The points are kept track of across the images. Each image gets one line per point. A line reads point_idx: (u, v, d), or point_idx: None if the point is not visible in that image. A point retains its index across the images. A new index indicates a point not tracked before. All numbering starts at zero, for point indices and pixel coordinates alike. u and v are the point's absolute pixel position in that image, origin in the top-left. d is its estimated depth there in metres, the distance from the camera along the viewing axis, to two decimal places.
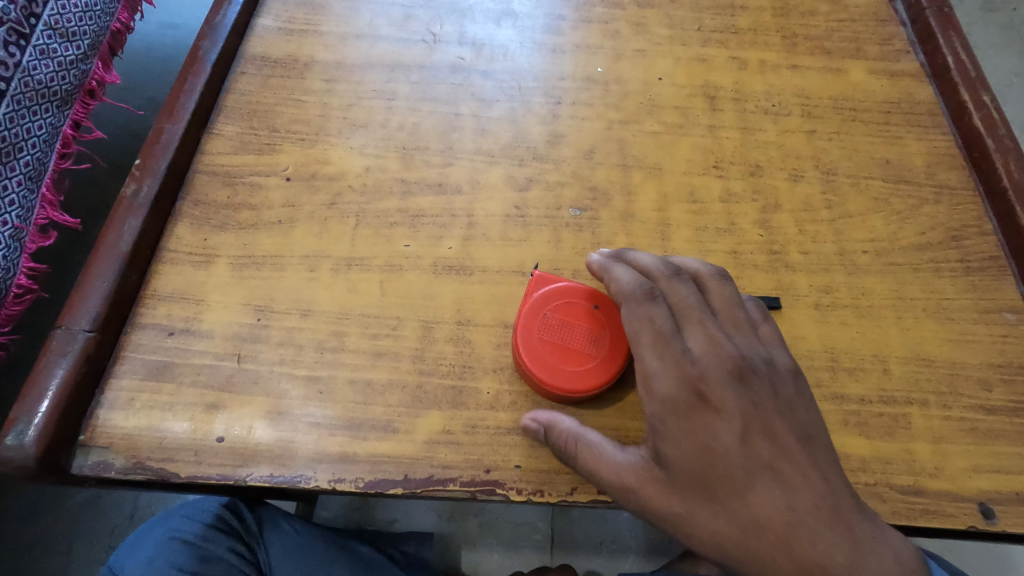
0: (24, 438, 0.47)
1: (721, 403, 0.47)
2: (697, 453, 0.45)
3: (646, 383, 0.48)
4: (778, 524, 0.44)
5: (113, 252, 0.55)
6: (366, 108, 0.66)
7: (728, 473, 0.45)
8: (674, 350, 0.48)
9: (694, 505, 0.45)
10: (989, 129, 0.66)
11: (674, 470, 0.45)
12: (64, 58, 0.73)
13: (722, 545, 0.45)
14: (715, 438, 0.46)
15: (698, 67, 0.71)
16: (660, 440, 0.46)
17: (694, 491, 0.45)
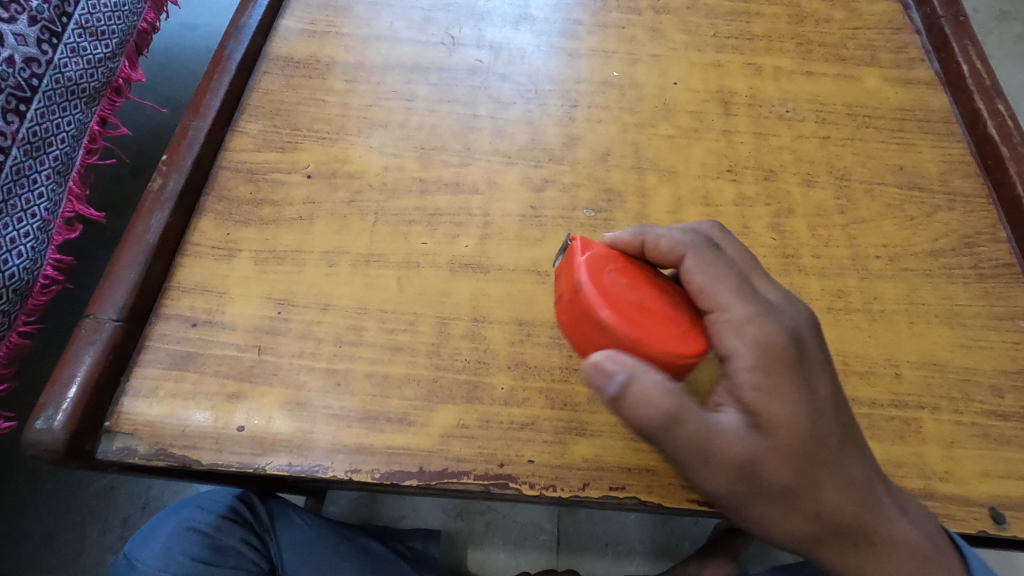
0: (54, 422, 0.48)
1: (810, 354, 0.44)
2: (797, 410, 0.42)
3: (733, 334, 0.42)
4: (857, 487, 0.43)
5: (140, 245, 0.57)
6: (386, 108, 0.68)
7: (824, 429, 0.42)
8: (755, 295, 0.44)
9: (792, 470, 0.41)
10: (1004, 137, 0.67)
11: (775, 435, 0.41)
12: (93, 56, 0.75)
13: (805, 511, 0.43)
14: (809, 393, 0.42)
15: (713, 73, 0.72)
16: (753, 395, 0.41)
17: (794, 454, 0.41)
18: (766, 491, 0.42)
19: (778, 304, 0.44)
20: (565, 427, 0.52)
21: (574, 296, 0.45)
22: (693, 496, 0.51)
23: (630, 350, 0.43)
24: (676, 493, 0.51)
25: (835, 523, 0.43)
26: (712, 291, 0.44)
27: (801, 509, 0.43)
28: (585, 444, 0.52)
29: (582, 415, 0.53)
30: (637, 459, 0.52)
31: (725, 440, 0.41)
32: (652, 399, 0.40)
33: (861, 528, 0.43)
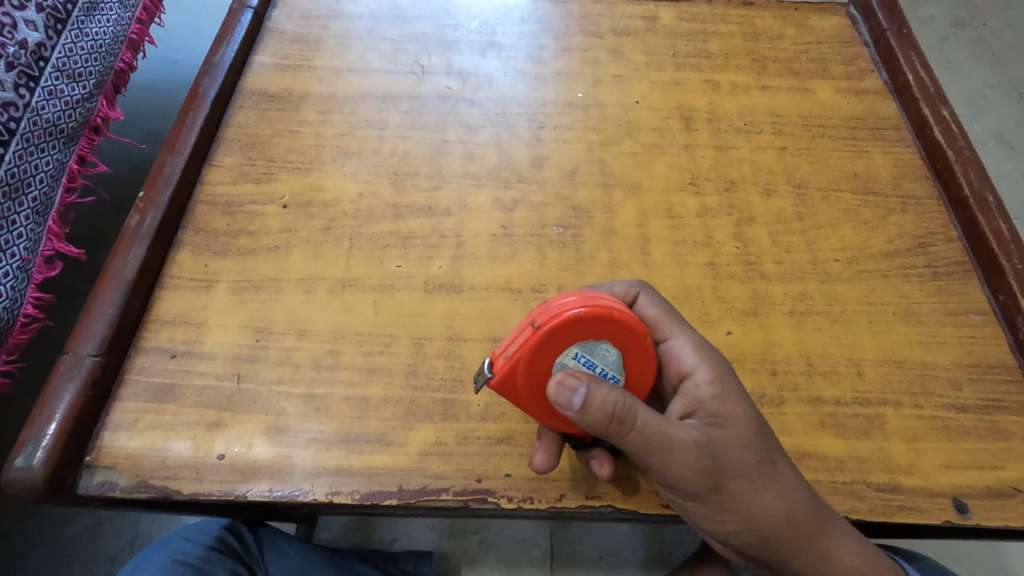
0: (33, 459, 0.49)
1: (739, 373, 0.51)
2: (743, 420, 0.47)
3: (692, 353, 0.49)
4: (797, 489, 0.48)
5: (119, 280, 0.58)
6: (358, 136, 0.70)
7: (764, 438, 0.48)
8: (695, 330, 0.51)
9: (729, 476, 0.46)
10: (950, 141, 0.70)
11: (720, 447, 0.46)
12: (71, 97, 0.77)
13: (741, 510, 0.48)
14: (752, 404, 0.48)
15: (674, 90, 0.75)
16: (702, 404, 0.47)
17: (733, 463, 0.46)
18: (705, 494, 0.47)
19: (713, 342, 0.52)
20: None
21: (537, 342, 0.43)
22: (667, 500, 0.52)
23: (615, 346, 0.45)
24: (649, 499, 0.52)
25: (759, 527, 0.48)
26: (670, 318, 0.51)
27: (740, 507, 0.47)
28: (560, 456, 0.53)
29: None
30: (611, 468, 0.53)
31: (689, 458, 0.45)
32: (608, 409, 0.42)
33: (797, 525, 0.48)
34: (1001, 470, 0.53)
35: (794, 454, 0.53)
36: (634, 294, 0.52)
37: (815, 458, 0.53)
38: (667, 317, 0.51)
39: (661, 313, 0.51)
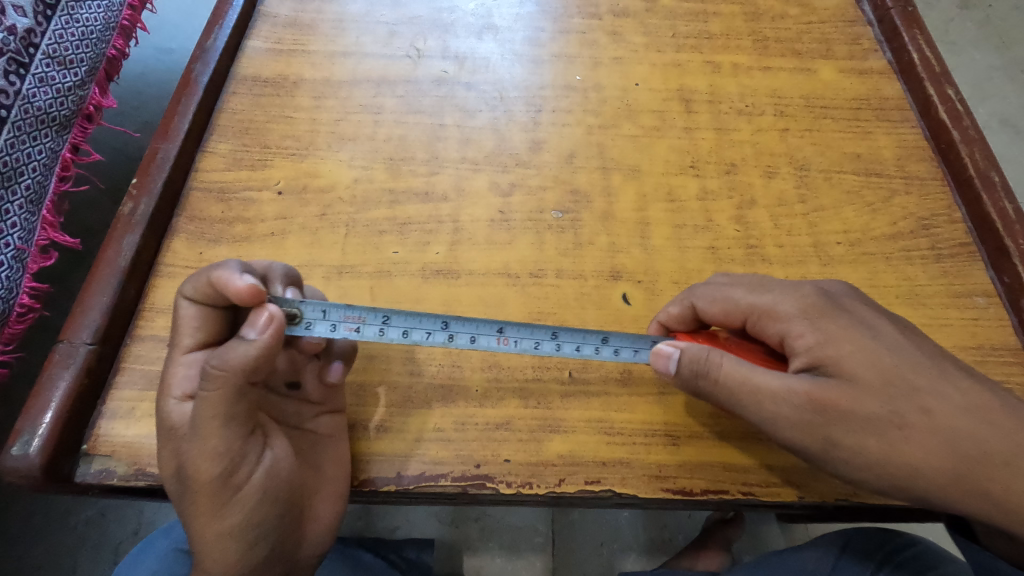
0: (29, 447, 0.48)
1: (858, 313, 0.48)
2: (867, 364, 0.45)
3: (776, 318, 0.49)
4: (966, 435, 0.44)
5: (113, 268, 0.57)
6: (354, 121, 0.69)
7: (894, 381, 0.45)
8: (785, 298, 0.49)
9: (843, 430, 0.44)
10: (954, 121, 0.69)
11: (833, 399, 0.45)
12: (62, 85, 0.76)
13: (879, 464, 0.45)
14: (880, 347, 0.46)
15: (673, 72, 0.74)
16: (811, 350, 0.47)
17: (853, 416, 0.45)
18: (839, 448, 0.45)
19: (806, 299, 0.49)
20: (539, 425, 0.53)
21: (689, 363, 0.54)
22: (667, 485, 0.51)
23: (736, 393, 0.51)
24: (648, 483, 0.51)
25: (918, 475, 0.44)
26: (736, 307, 0.51)
27: (875, 460, 0.45)
28: (560, 441, 0.53)
29: (556, 412, 0.54)
30: (611, 452, 0.52)
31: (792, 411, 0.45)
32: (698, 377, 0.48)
33: (969, 471, 0.43)
34: None
35: None
36: (690, 305, 0.54)
37: None
38: (732, 307, 0.51)
39: (724, 306, 0.52)
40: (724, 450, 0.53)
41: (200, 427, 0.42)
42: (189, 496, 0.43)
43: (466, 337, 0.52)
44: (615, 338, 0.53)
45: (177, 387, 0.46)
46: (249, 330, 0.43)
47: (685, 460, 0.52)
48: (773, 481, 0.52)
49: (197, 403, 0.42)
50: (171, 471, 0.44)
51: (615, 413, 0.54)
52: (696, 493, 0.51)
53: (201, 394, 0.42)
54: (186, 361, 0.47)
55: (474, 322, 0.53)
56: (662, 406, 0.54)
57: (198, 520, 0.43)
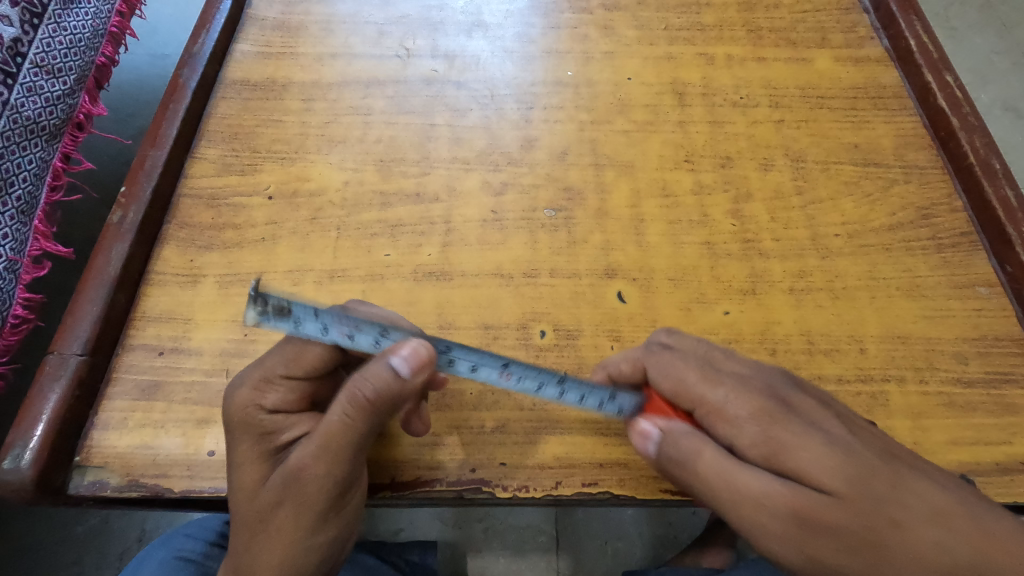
0: (21, 461, 0.48)
1: (807, 413, 0.45)
2: (836, 474, 0.41)
3: (727, 419, 0.46)
4: (938, 550, 0.39)
5: (102, 277, 0.57)
6: (344, 123, 0.68)
7: (869, 493, 0.41)
8: (727, 389, 0.46)
9: (828, 548, 0.40)
10: (953, 108, 0.67)
11: (807, 513, 0.41)
12: (51, 94, 0.76)
13: None
14: (835, 451, 0.43)
15: (666, 65, 0.72)
16: (768, 454, 0.43)
17: (830, 533, 0.40)
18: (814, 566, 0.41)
19: (754, 393, 0.46)
20: (535, 427, 0.52)
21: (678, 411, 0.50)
22: (666, 485, 0.51)
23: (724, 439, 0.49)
24: (646, 485, 0.51)
25: None
26: (688, 392, 0.48)
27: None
28: (556, 443, 0.52)
29: (552, 414, 0.53)
30: (608, 454, 0.52)
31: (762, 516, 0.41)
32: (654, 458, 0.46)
33: None
34: (1009, 445, 0.52)
35: None
36: (642, 369, 0.50)
37: None
38: (684, 389, 0.48)
39: (676, 386, 0.48)
40: None
41: (324, 447, 0.42)
42: (277, 508, 0.43)
43: (325, 327, 0.42)
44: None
45: (270, 400, 0.46)
46: (398, 360, 0.41)
47: None
48: None
49: (328, 426, 0.42)
50: (263, 482, 0.44)
51: (611, 414, 0.53)
52: None
53: (341, 417, 0.42)
54: (286, 382, 0.46)
55: (351, 317, 0.44)
56: None
57: (279, 534, 0.43)
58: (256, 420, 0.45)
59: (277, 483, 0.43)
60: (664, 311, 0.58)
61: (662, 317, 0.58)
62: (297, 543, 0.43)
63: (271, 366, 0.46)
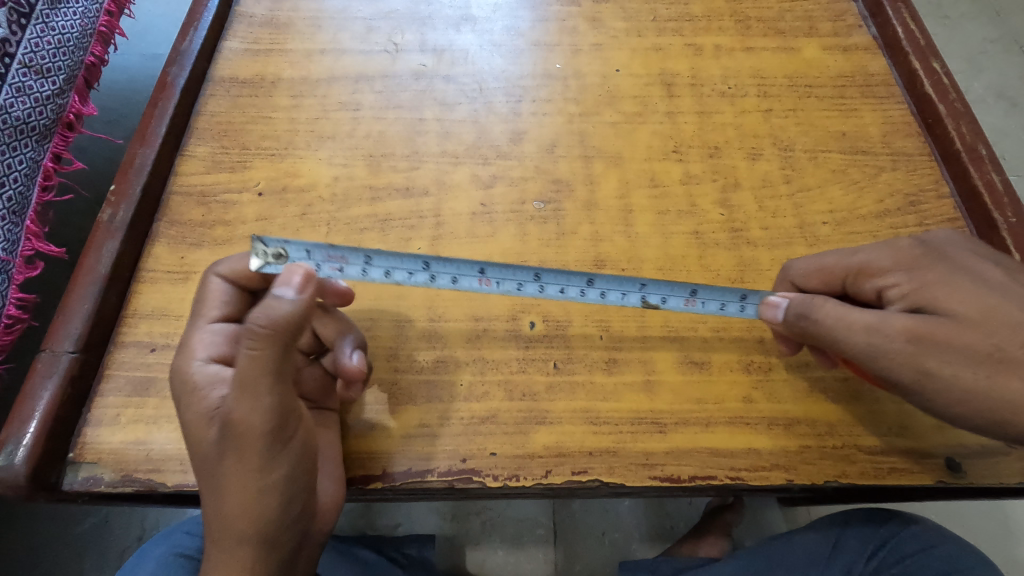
0: (15, 457, 0.48)
1: (958, 260, 0.49)
2: (969, 302, 0.46)
3: (872, 274, 0.50)
4: None
5: (93, 275, 0.57)
6: (333, 119, 0.68)
7: (995, 319, 0.45)
8: (874, 248, 0.51)
9: (943, 359, 0.45)
10: (940, 95, 0.67)
11: (935, 336, 0.45)
12: (40, 94, 0.76)
13: (972, 398, 0.45)
14: (976, 288, 0.47)
15: (655, 57, 0.73)
16: (907, 293, 0.48)
17: (954, 350, 0.45)
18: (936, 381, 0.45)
19: (897, 245, 0.51)
20: (525, 417, 0.53)
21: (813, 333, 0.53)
22: (655, 472, 0.51)
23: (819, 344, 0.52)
24: (635, 472, 0.51)
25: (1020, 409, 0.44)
26: (833, 272, 0.52)
27: (971, 398, 0.45)
28: (546, 433, 0.52)
29: (542, 404, 0.53)
30: (598, 442, 0.52)
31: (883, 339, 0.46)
32: (796, 324, 0.49)
33: None
34: None
35: (783, 421, 0.53)
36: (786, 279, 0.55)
37: (804, 424, 0.53)
38: (829, 269, 0.52)
39: (822, 276, 0.52)
40: (711, 435, 0.52)
41: (240, 380, 0.42)
42: (221, 452, 0.43)
43: (333, 268, 0.49)
44: (705, 290, 0.53)
45: (200, 355, 0.47)
46: (282, 289, 0.41)
47: (672, 447, 0.52)
48: (761, 464, 0.51)
49: (241, 361, 0.42)
50: (202, 434, 0.44)
51: (600, 403, 0.53)
52: (684, 479, 0.51)
53: (247, 352, 0.41)
54: (213, 335, 0.48)
55: (339, 250, 0.49)
56: (650, 393, 0.54)
57: (233, 477, 0.43)
58: (189, 376, 0.46)
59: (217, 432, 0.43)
60: None
61: None
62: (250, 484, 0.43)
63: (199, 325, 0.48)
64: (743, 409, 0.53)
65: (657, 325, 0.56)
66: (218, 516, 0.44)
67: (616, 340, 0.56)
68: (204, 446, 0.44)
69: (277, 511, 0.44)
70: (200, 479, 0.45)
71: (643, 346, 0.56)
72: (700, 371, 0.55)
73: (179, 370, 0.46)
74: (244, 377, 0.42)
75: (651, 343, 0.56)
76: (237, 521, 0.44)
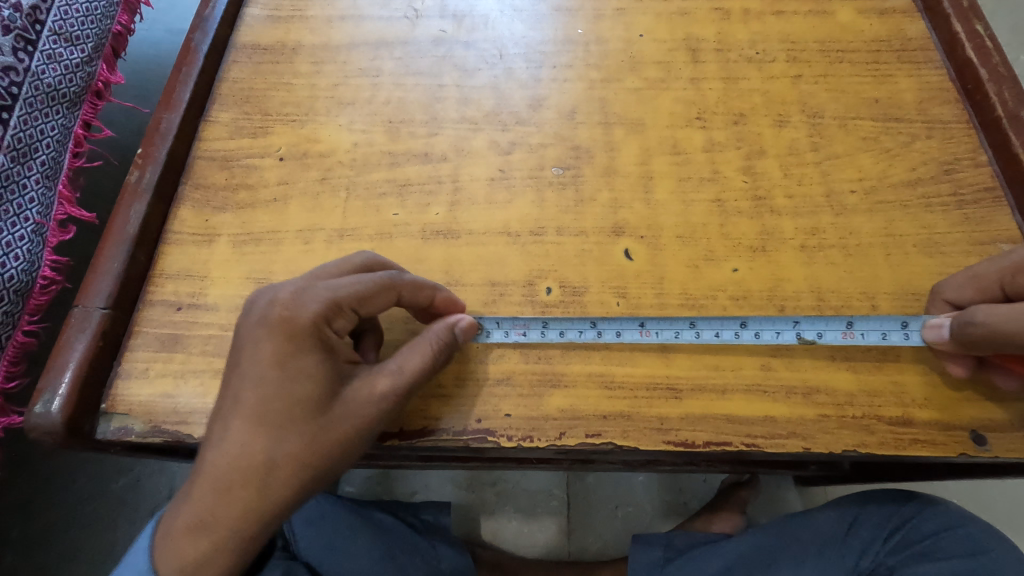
0: (51, 406, 0.51)
1: None
2: None
3: None
4: None
5: (122, 236, 0.59)
6: (353, 85, 0.68)
7: None
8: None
9: None
10: (982, 58, 0.64)
11: None
12: (70, 61, 0.77)
13: None
14: None
15: (680, 21, 0.70)
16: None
17: None
18: None
19: None
20: (539, 380, 0.53)
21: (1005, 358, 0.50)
22: (669, 437, 0.51)
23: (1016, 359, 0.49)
24: (649, 437, 0.51)
25: None
26: (984, 278, 0.51)
27: None
28: (560, 396, 0.53)
29: (557, 367, 0.54)
30: (612, 406, 0.52)
31: None
32: (960, 331, 0.48)
33: None
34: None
35: (802, 389, 0.52)
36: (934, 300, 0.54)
37: (823, 393, 0.52)
38: (981, 278, 0.51)
39: (976, 284, 0.51)
40: (726, 402, 0.52)
41: (399, 378, 0.46)
42: (317, 422, 0.44)
43: (519, 332, 0.55)
44: (862, 322, 0.53)
45: (336, 323, 0.47)
46: (468, 327, 0.51)
47: (688, 413, 0.52)
48: (778, 432, 0.51)
49: (414, 367, 0.47)
50: (321, 395, 0.44)
51: (615, 369, 0.53)
52: (698, 445, 0.51)
53: (427, 363, 0.48)
54: (348, 311, 0.47)
55: (522, 319, 0.55)
56: (666, 360, 0.54)
57: (309, 446, 0.43)
58: (324, 336, 0.46)
59: (346, 399, 0.45)
60: (670, 268, 0.57)
61: (669, 275, 0.57)
62: (322, 461, 0.44)
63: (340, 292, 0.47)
64: (760, 376, 0.53)
65: (675, 293, 0.56)
66: (264, 472, 0.43)
67: (633, 308, 0.56)
68: (297, 407, 0.43)
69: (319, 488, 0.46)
70: (278, 426, 0.43)
71: (660, 312, 0.56)
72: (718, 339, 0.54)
73: (313, 319, 0.45)
74: (411, 378, 0.47)
75: (668, 310, 0.56)
76: (300, 481, 0.44)
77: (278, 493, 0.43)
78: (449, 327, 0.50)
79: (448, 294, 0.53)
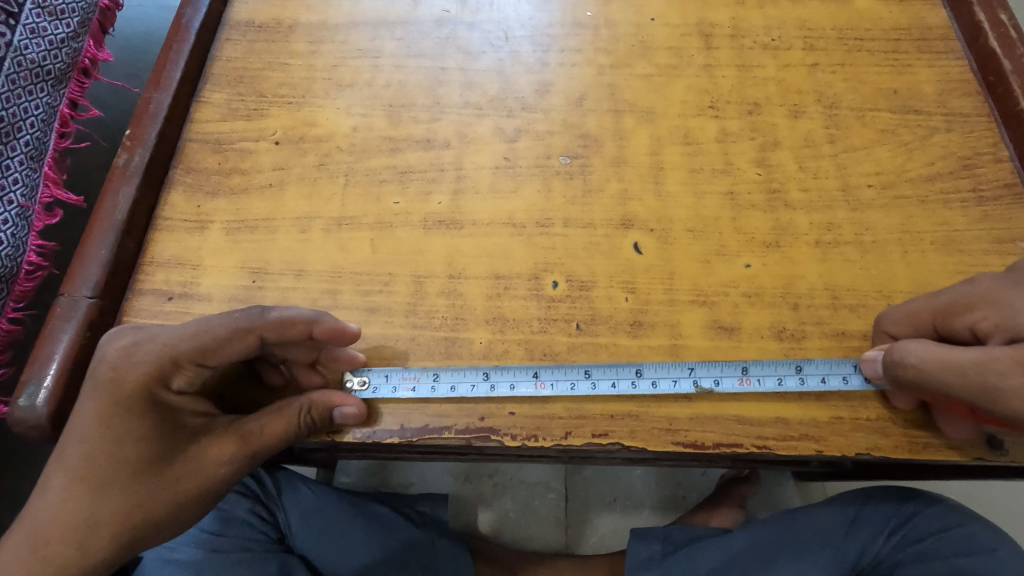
0: (36, 399, 0.49)
1: None
2: None
3: (961, 311, 0.46)
4: None
5: (110, 222, 0.56)
6: (352, 67, 0.66)
7: None
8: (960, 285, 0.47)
9: None
10: (1005, 49, 0.62)
11: None
12: (54, 36, 0.73)
13: None
14: None
15: (693, 5, 0.68)
16: (1001, 319, 0.43)
17: None
18: None
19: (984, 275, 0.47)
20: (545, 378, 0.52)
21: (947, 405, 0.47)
22: (678, 438, 0.50)
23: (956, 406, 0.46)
24: (656, 437, 0.50)
25: None
26: (919, 316, 0.48)
27: None
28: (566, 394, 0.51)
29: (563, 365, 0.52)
30: (618, 405, 0.51)
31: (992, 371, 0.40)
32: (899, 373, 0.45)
33: None
34: None
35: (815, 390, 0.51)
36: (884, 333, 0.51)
37: (836, 394, 0.51)
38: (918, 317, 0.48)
39: (913, 322, 0.48)
40: (737, 402, 0.51)
41: (250, 444, 0.47)
42: (148, 484, 0.44)
43: (447, 385, 0.51)
44: (756, 367, 0.51)
45: (179, 383, 0.45)
46: (354, 413, 0.50)
47: (697, 414, 0.50)
48: (790, 434, 0.50)
49: (266, 430, 0.47)
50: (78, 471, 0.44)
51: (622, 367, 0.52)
52: (707, 446, 0.49)
53: (282, 429, 0.48)
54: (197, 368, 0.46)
55: (413, 370, 0.52)
56: (675, 358, 0.52)
57: (136, 507, 0.44)
58: (158, 399, 0.45)
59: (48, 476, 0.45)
60: (681, 263, 0.56)
61: (679, 270, 0.55)
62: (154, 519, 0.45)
63: (183, 351, 0.45)
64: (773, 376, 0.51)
65: (685, 290, 0.55)
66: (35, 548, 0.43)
67: (642, 303, 0.54)
68: (124, 468, 0.44)
69: (153, 541, 0.47)
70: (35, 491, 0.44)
71: (669, 309, 0.54)
72: (729, 338, 0.53)
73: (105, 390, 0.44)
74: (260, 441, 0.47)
75: (678, 307, 0.54)
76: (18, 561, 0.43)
77: (100, 549, 0.44)
78: (321, 400, 0.49)
79: (331, 324, 0.48)
